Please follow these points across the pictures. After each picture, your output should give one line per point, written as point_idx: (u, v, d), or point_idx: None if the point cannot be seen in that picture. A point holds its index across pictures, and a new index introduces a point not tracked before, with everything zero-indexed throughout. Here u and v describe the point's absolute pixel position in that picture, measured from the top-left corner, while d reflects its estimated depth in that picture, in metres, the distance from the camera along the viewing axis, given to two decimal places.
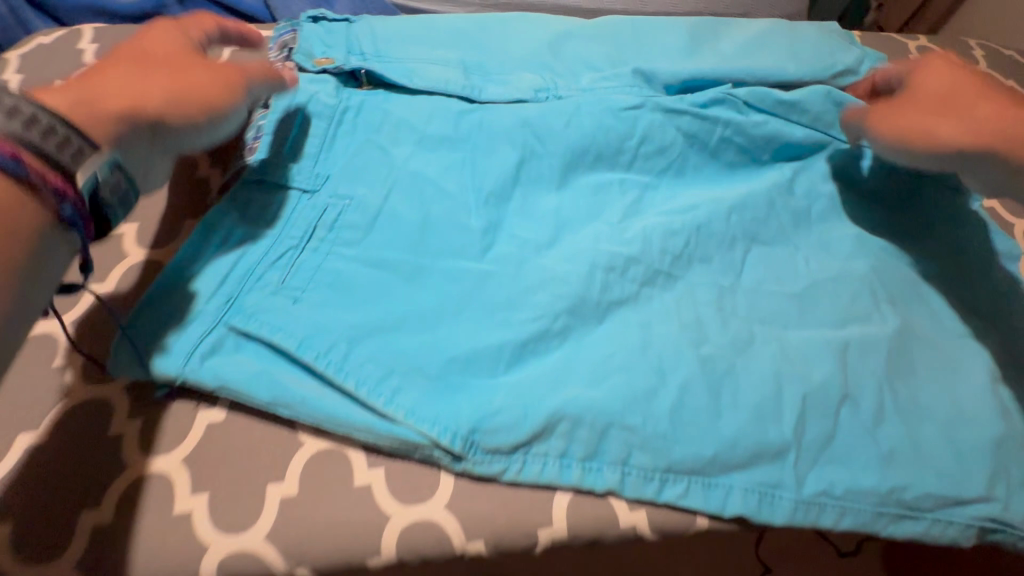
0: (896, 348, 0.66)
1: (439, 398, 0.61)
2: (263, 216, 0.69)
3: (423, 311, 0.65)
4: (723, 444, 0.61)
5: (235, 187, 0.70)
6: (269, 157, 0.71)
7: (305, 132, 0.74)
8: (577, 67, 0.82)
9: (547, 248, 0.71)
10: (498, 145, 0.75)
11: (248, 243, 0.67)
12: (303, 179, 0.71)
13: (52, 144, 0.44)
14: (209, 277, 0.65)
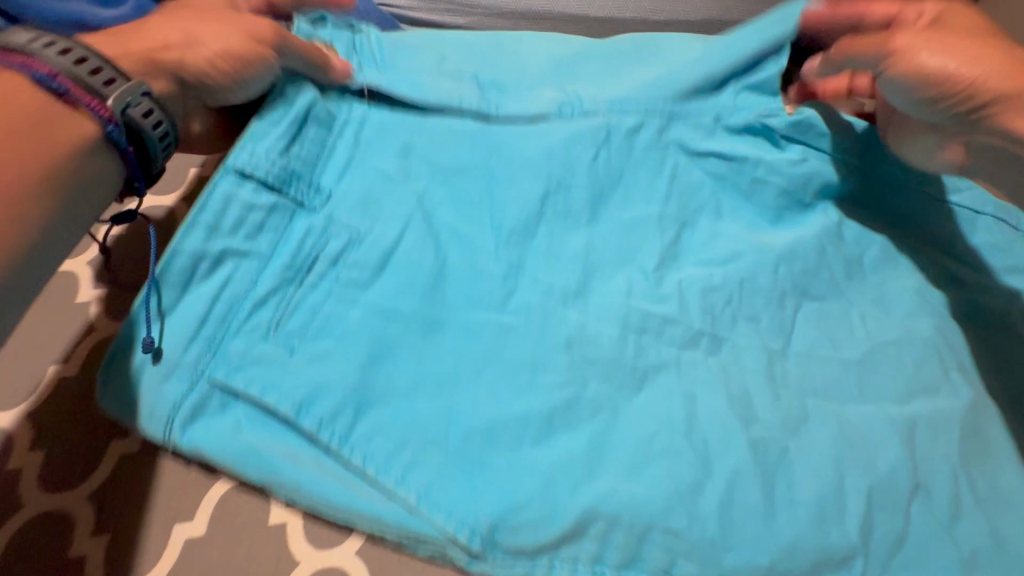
0: (971, 425, 0.43)
1: (455, 492, 0.40)
2: (220, 213, 0.44)
3: (446, 369, 0.44)
4: (779, 550, 0.39)
5: (205, 193, 0.44)
6: (290, 162, 0.47)
7: (310, 129, 0.49)
8: (603, 65, 0.55)
9: (576, 300, 0.47)
10: (518, 172, 0.51)
11: (231, 260, 0.44)
12: (260, 164, 0.45)
13: (92, 74, 0.37)
14: (183, 308, 0.42)
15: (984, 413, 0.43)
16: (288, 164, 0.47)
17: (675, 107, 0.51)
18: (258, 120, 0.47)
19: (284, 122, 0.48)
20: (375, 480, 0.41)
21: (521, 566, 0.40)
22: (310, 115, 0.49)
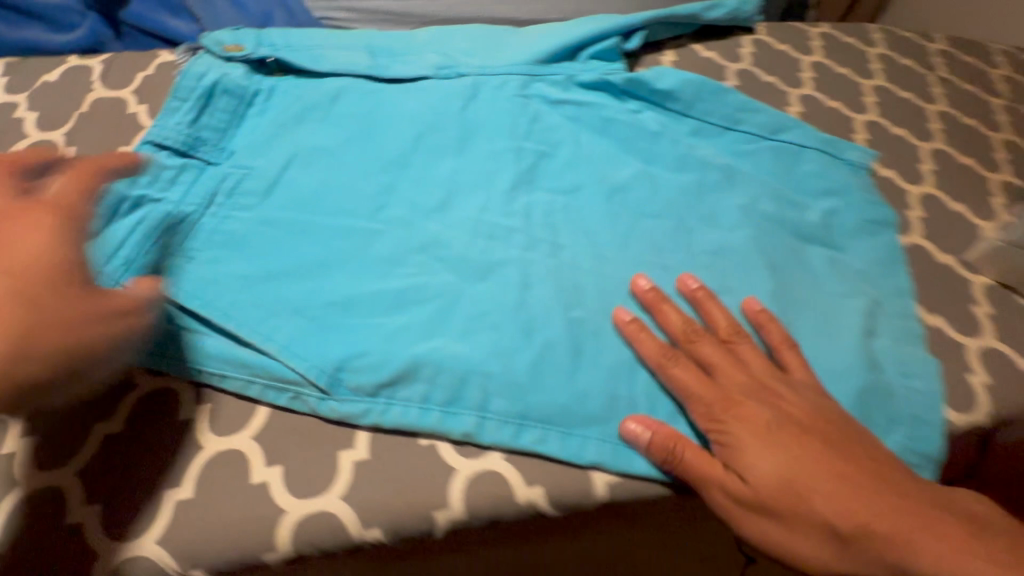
0: (771, 312, 0.50)
1: (313, 345, 0.44)
2: (140, 171, 0.50)
3: (320, 258, 0.49)
4: (578, 392, 0.43)
5: (130, 159, 0.51)
6: (197, 131, 0.54)
7: (210, 108, 0.56)
8: (476, 44, 0.66)
9: (436, 214, 0.53)
10: (394, 122, 0.58)
11: (147, 204, 0.49)
12: (171, 136, 0.53)
13: None
14: (106, 234, 0.47)
15: (789, 285, 0.51)
16: (194, 133, 0.54)
17: (534, 69, 0.63)
18: (170, 98, 0.55)
19: (192, 99, 0.55)
20: (245, 338, 0.44)
21: (359, 405, 0.43)
22: (218, 89, 0.57)
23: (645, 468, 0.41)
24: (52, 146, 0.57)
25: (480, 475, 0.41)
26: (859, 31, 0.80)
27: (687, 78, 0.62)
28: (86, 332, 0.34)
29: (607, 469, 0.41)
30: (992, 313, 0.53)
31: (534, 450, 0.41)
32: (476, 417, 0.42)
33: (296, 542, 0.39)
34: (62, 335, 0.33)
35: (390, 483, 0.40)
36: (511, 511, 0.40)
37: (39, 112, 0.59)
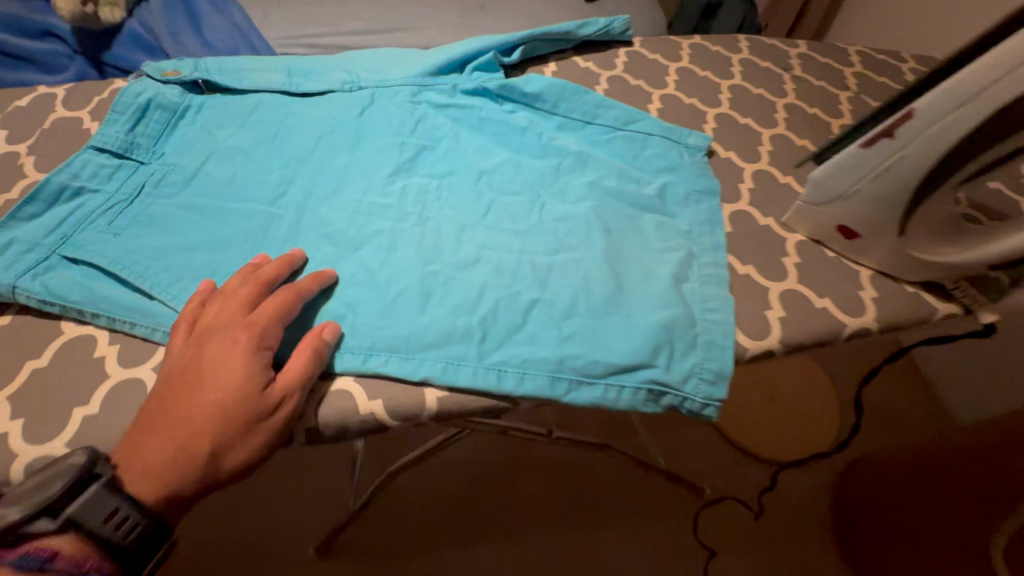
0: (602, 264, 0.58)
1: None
2: (81, 168, 0.61)
3: (225, 233, 0.59)
4: (421, 327, 0.52)
5: (75, 158, 0.62)
6: (132, 136, 0.65)
7: (144, 118, 0.67)
8: (377, 63, 0.78)
9: (326, 199, 0.64)
10: (301, 126, 0.70)
11: (86, 193, 0.60)
12: (111, 140, 0.64)
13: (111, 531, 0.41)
14: (48, 214, 0.58)
15: (620, 244, 0.60)
16: (131, 139, 0.65)
17: (425, 81, 0.75)
18: (111, 112, 0.66)
19: (129, 111, 0.67)
20: (154, 295, 0.54)
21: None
22: (153, 104, 0.68)
23: (468, 383, 0.50)
24: (16, 156, 0.68)
25: (333, 393, 0.50)
26: (728, 41, 0.92)
27: (551, 80, 0.73)
28: (259, 440, 0.45)
29: (439, 387, 0.50)
30: (800, 262, 0.61)
31: (379, 371, 0.50)
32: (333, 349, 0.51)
33: None
34: (236, 447, 0.44)
35: None
36: (357, 420, 0.50)
37: (8, 130, 0.71)
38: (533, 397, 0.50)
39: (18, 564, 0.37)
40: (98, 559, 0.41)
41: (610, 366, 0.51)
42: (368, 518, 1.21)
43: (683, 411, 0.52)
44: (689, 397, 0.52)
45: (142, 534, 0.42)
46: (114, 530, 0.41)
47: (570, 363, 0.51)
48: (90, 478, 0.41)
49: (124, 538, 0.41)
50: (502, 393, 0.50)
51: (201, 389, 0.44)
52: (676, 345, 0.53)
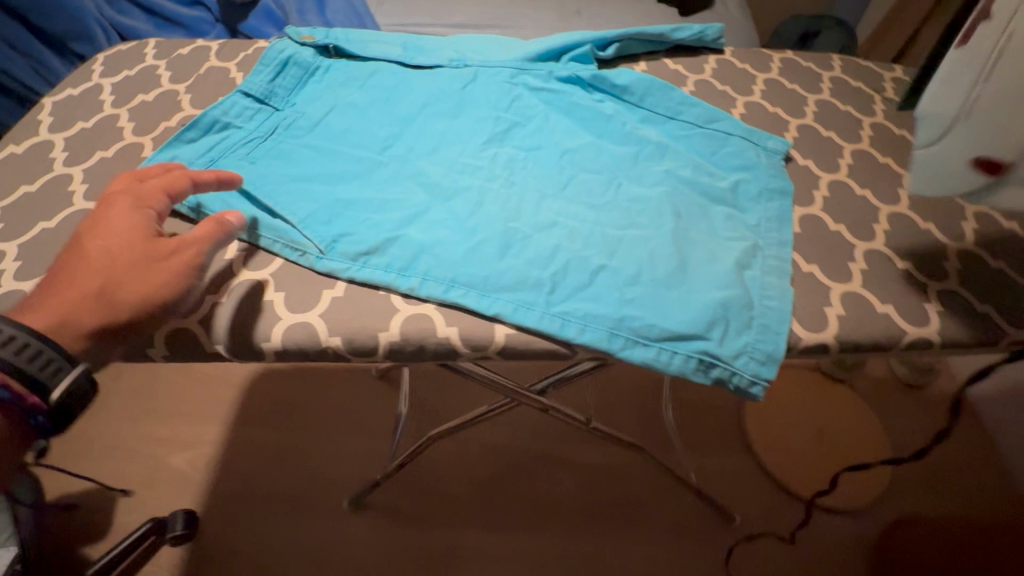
0: (671, 242, 0.62)
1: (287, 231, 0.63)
2: (230, 106, 0.72)
3: (338, 171, 0.68)
4: (497, 271, 0.58)
5: (228, 99, 0.73)
6: (273, 87, 0.76)
7: (282, 72, 0.78)
8: (482, 47, 0.86)
9: (426, 157, 0.71)
10: (411, 92, 0.78)
11: (230, 128, 0.71)
12: (255, 88, 0.75)
13: (5, 352, 0.43)
14: (201, 142, 0.69)
15: (688, 227, 0.64)
16: (271, 88, 0.76)
17: (523, 65, 0.82)
18: (258, 63, 0.77)
19: (272, 65, 0.77)
20: (278, 213, 0.63)
21: (343, 264, 0.59)
22: (292, 62, 0.79)
23: (535, 325, 0.55)
24: (176, 94, 0.81)
25: (416, 315, 0.56)
26: (822, 59, 0.93)
27: (641, 76, 0.78)
28: (156, 278, 0.49)
29: (507, 326, 0.56)
30: (866, 269, 0.63)
31: (457, 303, 0.56)
32: (420, 278, 0.58)
33: (285, 339, 0.55)
34: (126, 285, 0.48)
35: (355, 313, 0.56)
36: (434, 342, 0.55)
37: (172, 73, 0.84)
38: (592, 348, 0.55)
39: None
40: (8, 381, 0.43)
41: (666, 331, 0.56)
42: (406, 487, 1.31)
43: (728, 385, 0.56)
44: (737, 371, 0.55)
45: (42, 360, 0.44)
46: (6, 354, 0.43)
47: (629, 323, 0.56)
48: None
49: (24, 363, 0.44)
50: (563, 339, 0.55)
51: (96, 242, 0.50)
52: (732, 324, 0.56)
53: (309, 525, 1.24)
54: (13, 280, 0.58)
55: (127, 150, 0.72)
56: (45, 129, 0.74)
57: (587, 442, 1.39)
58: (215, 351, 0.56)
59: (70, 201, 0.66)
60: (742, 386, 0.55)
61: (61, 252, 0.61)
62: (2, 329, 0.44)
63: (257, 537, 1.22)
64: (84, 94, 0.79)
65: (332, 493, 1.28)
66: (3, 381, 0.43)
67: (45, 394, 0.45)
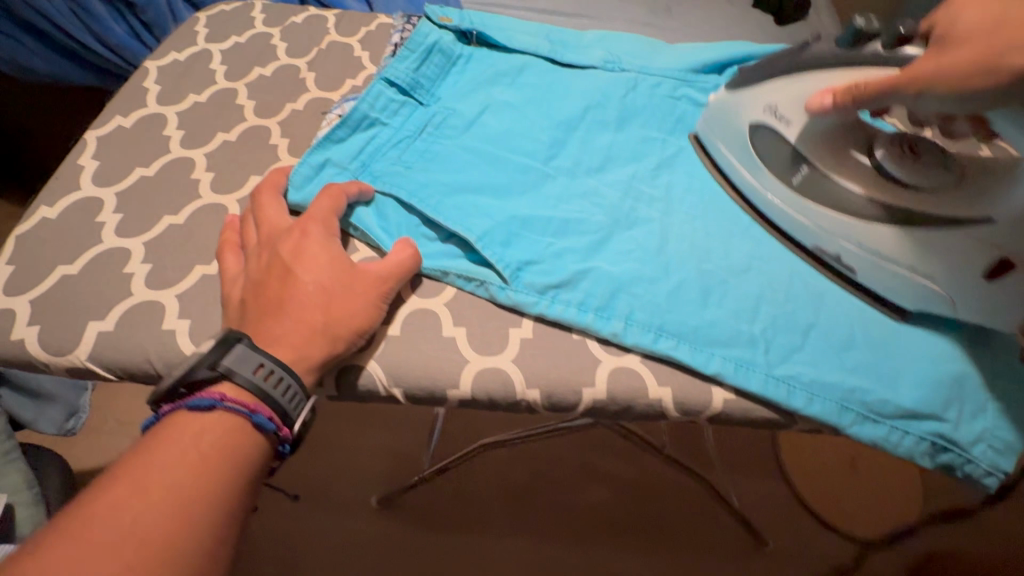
0: None
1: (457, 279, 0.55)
2: (376, 97, 0.63)
3: (504, 182, 0.59)
4: (707, 321, 0.51)
5: (373, 87, 0.64)
6: (418, 76, 0.66)
7: (426, 59, 0.68)
8: (636, 49, 0.77)
9: (595, 172, 0.63)
10: (569, 94, 0.69)
11: (378, 126, 0.62)
12: (401, 76, 0.65)
13: (267, 382, 0.42)
14: (349, 140, 0.60)
15: None
16: (416, 77, 0.66)
17: (686, 76, 0.74)
18: (402, 48, 0.68)
19: (417, 51, 0.68)
20: (449, 233, 0.54)
21: (531, 297, 0.51)
22: (436, 48, 0.69)
23: (758, 391, 0.48)
24: (298, 70, 0.70)
25: (623, 369, 0.49)
26: None
27: None
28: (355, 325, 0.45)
29: (726, 388, 0.49)
30: None
31: (667, 357, 0.49)
32: (623, 322, 0.50)
33: (474, 388, 0.47)
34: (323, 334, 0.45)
35: (553, 360, 0.49)
36: (642, 403, 0.48)
37: (287, 44, 0.74)
38: (818, 420, 0.48)
39: (193, 404, 0.41)
40: (260, 409, 0.42)
41: (901, 408, 0.48)
42: (434, 485, 1.13)
43: (962, 474, 0.48)
44: (980, 459, 0.48)
45: (290, 388, 0.43)
46: (262, 382, 0.42)
47: (860, 396, 0.49)
48: (236, 336, 0.43)
49: (275, 390, 0.42)
50: (788, 409, 0.48)
51: (295, 276, 0.46)
52: (974, 404, 0.49)
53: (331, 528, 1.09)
54: (145, 287, 0.49)
55: (250, 133, 0.63)
56: (154, 101, 0.64)
57: (618, 448, 1.17)
58: (389, 393, 0.48)
59: (197, 192, 0.57)
60: (972, 473, 0.48)
61: (199, 257, 0.52)
62: (263, 357, 0.42)
63: (279, 527, 1.09)
64: (191, 62, 0.69)
65: (355, 487, 1.13)
66: (257, 407, 0.42)
67: (286, 422, 0.43)
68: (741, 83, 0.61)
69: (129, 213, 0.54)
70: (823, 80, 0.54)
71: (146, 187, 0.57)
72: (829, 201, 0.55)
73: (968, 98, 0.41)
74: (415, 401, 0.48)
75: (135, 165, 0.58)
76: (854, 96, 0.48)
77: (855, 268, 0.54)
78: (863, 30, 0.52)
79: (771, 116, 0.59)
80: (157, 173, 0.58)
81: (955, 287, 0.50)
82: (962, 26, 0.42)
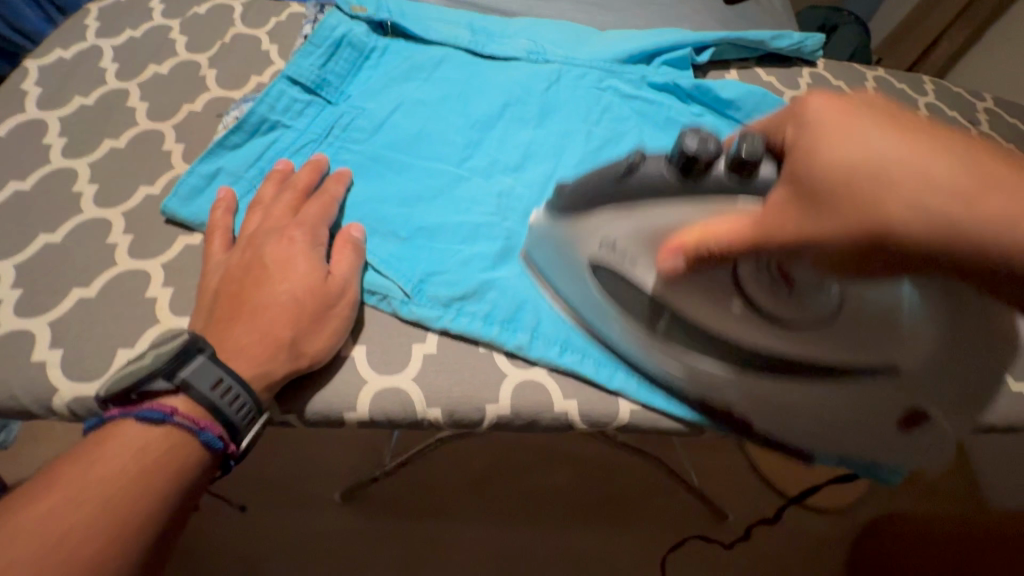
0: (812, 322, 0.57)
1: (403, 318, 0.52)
2: (277, 98, 0.59)
3: (411, 188, 0.57)
4: (613, 332, 0.50)
5: (274, 86, 0.60)
6: (324, 74, 0.63)
7: (334, 54, 0.64)
8: (563, 38, 0.74)
9: (511, 172, 0.60)
10: (487, 89, 0.66)
11: (280, 128, 0.59)
12: (305, 73, 0.62)
13: (223, 397, 0.39)
14: (247, 147, 0.57)
15: None
16: (323, 74, 0.63)
17: (611, 67, 0.71)
18: (307, 43, 0.64)
19: (324, 45, 0.64)
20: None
21: (435, 311, 0.49)
22: (345, 42, 0.65)
23: (663, 401, 0.48)
24: (197, 67, 0.66)
25: (528, 384, 0.48)
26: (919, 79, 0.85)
27: (750, 91, 0.70)
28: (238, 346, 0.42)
29: (632, 398, 0.48)
30: None
31: (572, 370, 0.48)
32: (528, 336, 0.49)
33: (372, 409, 0.46)
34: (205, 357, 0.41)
35: (455, 377, 0.47)
36: (549, 416, 0.48)
37: (187, 37, 0.68)
38: (723, 426, 0.48)
39: (144, 415, 0.38)
40: (209, 426, 0.39)
41: (802, 411, 0.49)
42: (403, 476, 1.06)
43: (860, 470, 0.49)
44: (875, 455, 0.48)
45: (242, 404, 0.40)
46: (217, 398, 0.39)
47: (764, 402, 0.49)
48: (197, 347, 0.40)
49: (226, 407, 0.39)
50: (693, 416, 0.48)
51: (271, 282, 0.44)
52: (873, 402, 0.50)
53: (275, 522, 1.01)
54: (12, 316, 0.46)
55: (141, 138, 0.58)
56: (33, 105, 0.59)
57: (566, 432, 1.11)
58: (283, 419, 0.46)
59: (77, 206, 0.53)
60: (874, 465, 0.50)
61: (76, 279, 0.48)
62: (224, 368, 0.40)
63: (231, 530, 1.00)
64: (79, 60, 0.64)
65: (312, 485, 1.04)
66: (207, 423, 0.39)
67: (235, 439, 0.41)
68: (567, 215, 0.50)
69: (4, 233, 0.51)
70: (674, 218, 0.47)
71: (24, 203, 0.53)
72: (682, 363, 0.48)
73: (848, 269, 0.34)
74: (313, 425, 0.46)
75: (14, 179, 0.54)
76: (711, 254, 0.40)
77: (746, 414, 0.48)
78: (694, 155, 0.42)
79: (611, 254, 0.49)
80: (37, 187, 0.54)
81: (858, 439, 0.49)
82: (821, 167, 0.34)
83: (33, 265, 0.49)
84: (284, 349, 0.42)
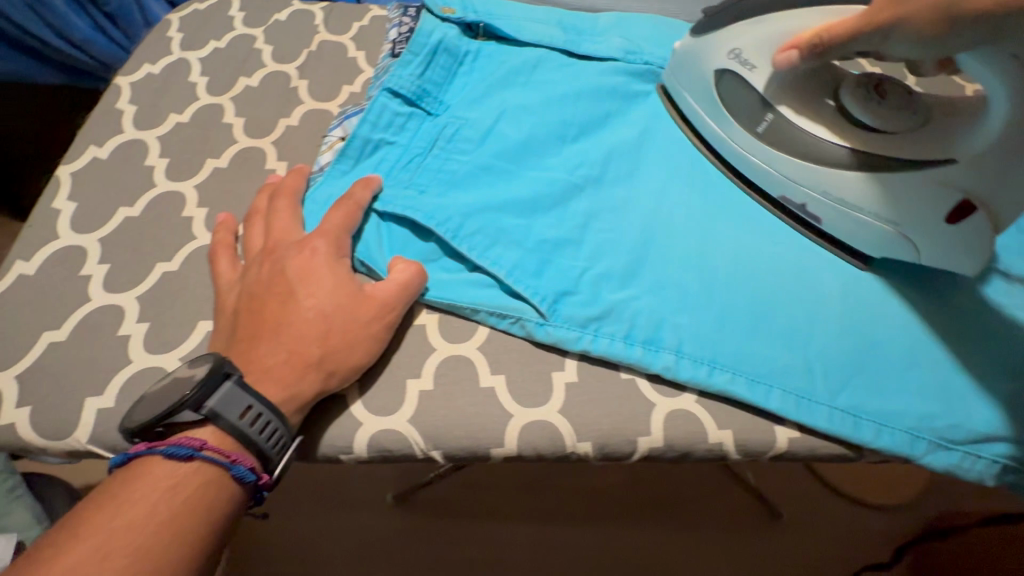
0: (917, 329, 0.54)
1: (400, 241, 0.51)
2: (380, 112, 0.57)
3: (528, 198, 0.53)
4: (764, 358, 0.46)
5: (379, 99, 0.57)
6: (425, 83, 0.60)
7: (431, 62, 0.61)
8: (658, 34, 0.69)
9: (625, 180, 0.56)
10: (588, 88, 0.63)
11: (385, 145, 0.56)
12: (405, 84, 0.58)
13: (251, 427, 0.38)
14: (356, 167, 0.55)
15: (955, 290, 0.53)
16: (422, 84, 0.60)
17: None
18: (405, 52, 0.61)
19: (421, 53, 0.61)
20: (474, 263, 0.49)
21: (572, 332, 0.46)
22: (442, 48, 0.62)
23: (822, 427, 0.44)
24: (288, 78, 0.63)
25: (680, 414, 0.45)
26: None
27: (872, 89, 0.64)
28: None
29: (789, 425, 0.45)
30: None
31: (727, 391, 0.45)
32: (673, 357, 0.46)
33: (521, 444, 0.44)
34: None
35: (602, 408, 0.45)
36: (704, 447, 0.45)
37: (273, 47, 0.66)
38: (889, 453, 0.44)
39: (170, 452, 0.36)
40: (241, 458, 0.38)
41: (970, 431, 0.44)
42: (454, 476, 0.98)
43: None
44: None
45: (274, 431, 0.38)
46: (248, 428, 0.38)
47: (930, 422, 0.44)
48: (224, 373, 0.38)
49: (259, 435, 0.38)
50: (854, 442, 0.44)
51: (297, 300, 0.42)
52: None
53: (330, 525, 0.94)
54: (144, 352, 0.44)
55: (243, 157, 0.56)
56: (130, 124, 0.57)
57: None
58: (427, 456, 0.44)
59: (190, 231, 0.51)
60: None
61: (201, 311, 0.46)
62: (248, 394, 0.38)
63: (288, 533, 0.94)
64: (167, 74, 0.62)
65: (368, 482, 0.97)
66: (237, 456, 0.38)
67: (267, 468, 0.39)
68: (705, 28, 0.55)
69: (123, 265, 0.49)
70: (794, 28, 0.48)
71: (135, 230, 0.51)
72: (795, 148, 0.52)
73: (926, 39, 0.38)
74: (457, 459, 0.44)
75: (123, 204, 0.52)
76: (828, 42, 0.43)
77: (822, 215, 0.52)
78: None
79: (734, 62, 0.54)
80: (147, 214, 0.52)
81: (920, 234, 0.48)
82: None
83: (154, 297, 0.47)
84: (314, 367, 0.41)
